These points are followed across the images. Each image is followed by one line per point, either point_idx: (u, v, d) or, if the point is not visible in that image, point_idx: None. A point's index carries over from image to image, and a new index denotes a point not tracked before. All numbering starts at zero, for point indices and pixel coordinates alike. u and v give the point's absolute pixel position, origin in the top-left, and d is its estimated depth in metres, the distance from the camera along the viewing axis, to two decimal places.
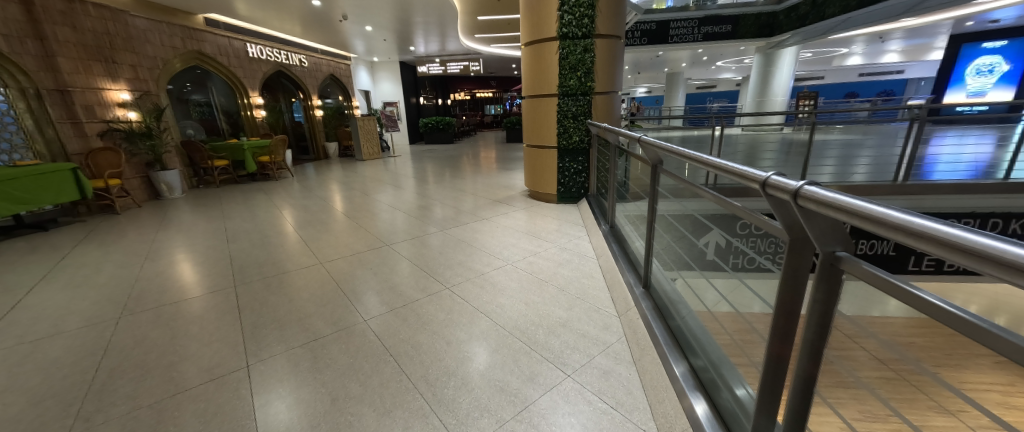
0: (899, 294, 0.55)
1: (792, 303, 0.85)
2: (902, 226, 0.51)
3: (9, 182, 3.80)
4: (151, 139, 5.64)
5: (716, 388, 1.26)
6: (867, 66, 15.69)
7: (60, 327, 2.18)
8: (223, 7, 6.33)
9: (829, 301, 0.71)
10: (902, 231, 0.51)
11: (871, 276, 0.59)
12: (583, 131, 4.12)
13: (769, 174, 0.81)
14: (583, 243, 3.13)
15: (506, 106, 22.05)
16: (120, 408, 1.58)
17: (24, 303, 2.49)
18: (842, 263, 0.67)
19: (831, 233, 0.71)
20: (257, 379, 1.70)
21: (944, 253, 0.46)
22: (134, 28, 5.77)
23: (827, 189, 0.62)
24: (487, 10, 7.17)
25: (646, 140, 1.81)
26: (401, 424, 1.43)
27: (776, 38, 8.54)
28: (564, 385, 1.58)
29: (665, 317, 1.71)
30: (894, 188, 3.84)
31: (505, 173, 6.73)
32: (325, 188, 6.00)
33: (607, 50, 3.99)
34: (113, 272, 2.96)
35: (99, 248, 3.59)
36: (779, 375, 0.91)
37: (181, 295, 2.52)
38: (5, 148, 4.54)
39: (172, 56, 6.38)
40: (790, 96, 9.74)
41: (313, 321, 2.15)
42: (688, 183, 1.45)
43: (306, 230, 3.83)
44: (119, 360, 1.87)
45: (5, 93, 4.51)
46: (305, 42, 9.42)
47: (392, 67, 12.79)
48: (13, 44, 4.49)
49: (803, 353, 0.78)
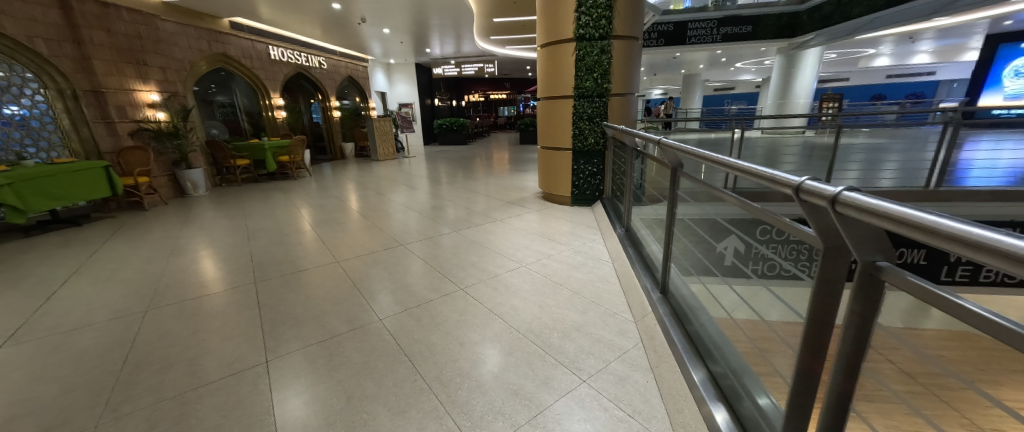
0: (944, 306, 0.50)
1: (826, 314, 0.81)
2: (943, 232, 0.48)
3: (43, 178, 3.97)
4: (177, 139, 5.83)
5: (737, 397, 1.23)
6: (896, 68, 15.08)
7: (89, 320, 2.27)
8: (247, 11, 6.52)
9: (868, 313, 0.68)
10: (945, 238, 0.48)
11: (918, 288, 0.55)
12: (598, 133, 4.08)
13: (803, 178, 0.76)
14: (597, 247, 3.09)
15: (519, 108, 22.17)
16: (145, 399, 1.62)
17: (57, 295, 2.60)
18: (883, 272, 0.63)
19: (871, 241, 0.67)
20: (274, 375, 1.73)
21: (963, 250, 0.45)
22: (164, 31, 5.98)
23: (866, 194, 0.59)
24: (504, 12, 7.19)
25: (665, 142, 1.75)
26: (416, 425, 1.42)
27: (798, 39, 8.31)
28: (579, 391, 1.55)
29: (683, 322, 1.68)
30: (925, 194, 3.73)
31: (518, 174, 6.71)
32: (341, 188, 6.11)
33: (624, 51, 3.94)
34: (139, 267, 3.06)
35: (125, 244, 3.72)
36: (809, 389, 0.87)
37: (203, 290, 2.59)
38: (43, 146, 4.78)
39: (198, 58, 6.60)
40: (812, 98, 9.46)
41: (329, 319, 2.17)
42: (707, 186, 1.39)
43: (322, 229, 3.89)
44: (145, 353, 1.93)
45: (44, 94, 4.76)
46: (324, 45, 9.63)
47: (408, 69, 12.97)
48: (51, 47, 4.73)
49: (839, 365, 0.74)
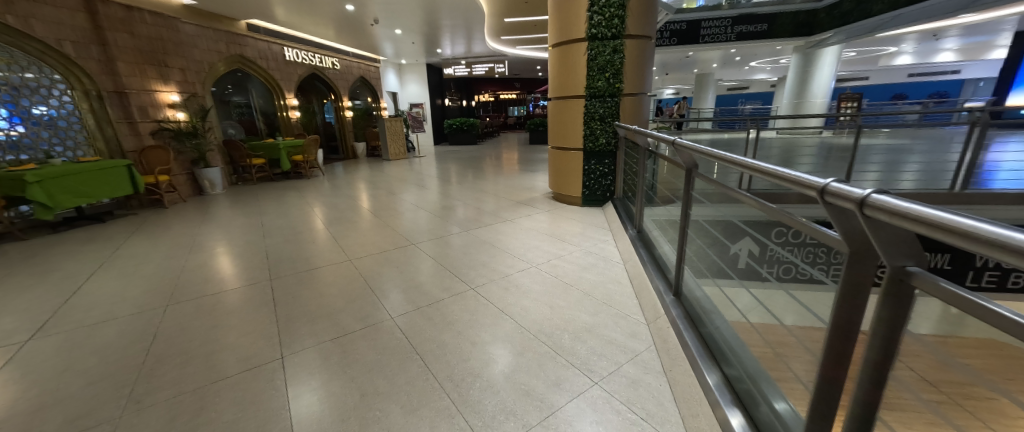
0: (980, 313, 0.48)
1: (851, 321, 0.79)
2: (973, 234, 0.46)
3: (71, 176, 4.11)
4: (196, 139, 5.98)
5: (753, 402, 1.21)
6: (918, 66, 14.62)
7: (113, 314, 2.34)
8: (264, 13, 6.66)
9: (897, 320, 0.66)
10: (975, 240, 0.46)
11: (949, 293, 0.53)
12: (609, 133, 4.06)
13: (828, 181, 0.74)
14: (608, 248, 3.07)
15: (529, 108, 22.13)
16: (166, 392, 1.67)
17: (82, 290, 2.69)
18: (913, 278, 0.61)
19: (899, 245, 0.65)
20: (290, 371, 1.76)
21: (994, 252, 0.44)
22: (184, 33, 6.13)
23: (896, 197, 0.57)
24: (515, 12, 7.19)
25: (679, 143, 1.72)
26: (428, 424, 1.43)
27: (816, 37, 8.12)
28: (591, 393, 1.54)
29: (697, 325, 1.65)
30: (949, 197, 3.60)
31: (527, 175, 6.70)
32: (353, 187, 6.19)
33: (636, 51, 3.90)
34: (159, 263, 3.14)
35: (146, 240, 3.83)
36: (833, 397, 0.85)
37: (220, 287, 2.65)
38: (70, 145, 4.95)
39: (216, 60, 6.75)
40: (830, 98, 9.23)
41: (342, 317, 2.20)
42: (723, 187, 1.37)
43: (334, 228, 3.94)
44: (166, 347, 1.98)
45: (71, 95, 4.93)
46: (337, 46, 9.77)
47: (419, 69, 13.06)
48: (79, 49, 4.90)
49: (866, 372, 0.72)
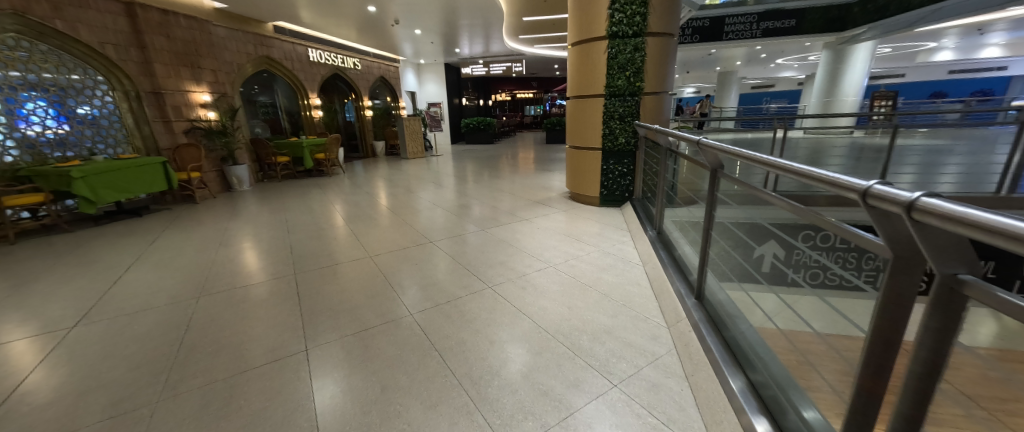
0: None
1: (894, 331, 0.75)
2: (1015, 237, 0.44)
3: (113, 172, 4.35)
4: (225, 137, 6.22)
5: (781, 410, 1.15)
6: (960, 63, 13.79)
7: (150, 303, 2.46)
8: (290, 16, 6.86)
9: (947, 332, 0.62)
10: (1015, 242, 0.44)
11: (1000, 301, 0.50)
12: (629, 133, 3.99)
13: (871, 182, 0.71)
14: (627, 249, 3.02)
15: (546, 107, 22.01)
16: (199, 379, 1.74)
17: (122, 280, 2.85)
18: (965, 286, 0.57)
19: (950, 251, 0.61)
20: (313, 364, 1.81)
21: None
22: (215, 36, 6.38)
23: (947, 199, 0.54)
24: (534, 11, 7.17)
25: (704, 143, 1.68)
26: (447, 421, 1.44)
27: (848, 32, 7.77)
28: (611, 395, 1.53)
29: (720, 329, 1.61)
30: (995, 200, 3.39)
31: (544, 174, 6.67)
32: (372, 185, 6.31)
33: (658, 49, 3.82)
34: (191, 256, 3.29)
35: (179, 234, 4.01)
36: (871, 409, 0.81)
37: (247, 280, 2.75)
38: (111, 143, 5.25)
39: (245, 61, 7.00)
40: (862, 96, 8.83)
41: (362, 312, 2.25)
42: (752, 189, 1.32)
43: (355, 225, 4.03)
44: (198, 336, 2.07)
45: (113, 95, 5.22)
46: (359, 47, 9.97)
47: (437, 69, 13.19)
48: (119, 52, 5.17)
49: (911, 385, 0.68)
